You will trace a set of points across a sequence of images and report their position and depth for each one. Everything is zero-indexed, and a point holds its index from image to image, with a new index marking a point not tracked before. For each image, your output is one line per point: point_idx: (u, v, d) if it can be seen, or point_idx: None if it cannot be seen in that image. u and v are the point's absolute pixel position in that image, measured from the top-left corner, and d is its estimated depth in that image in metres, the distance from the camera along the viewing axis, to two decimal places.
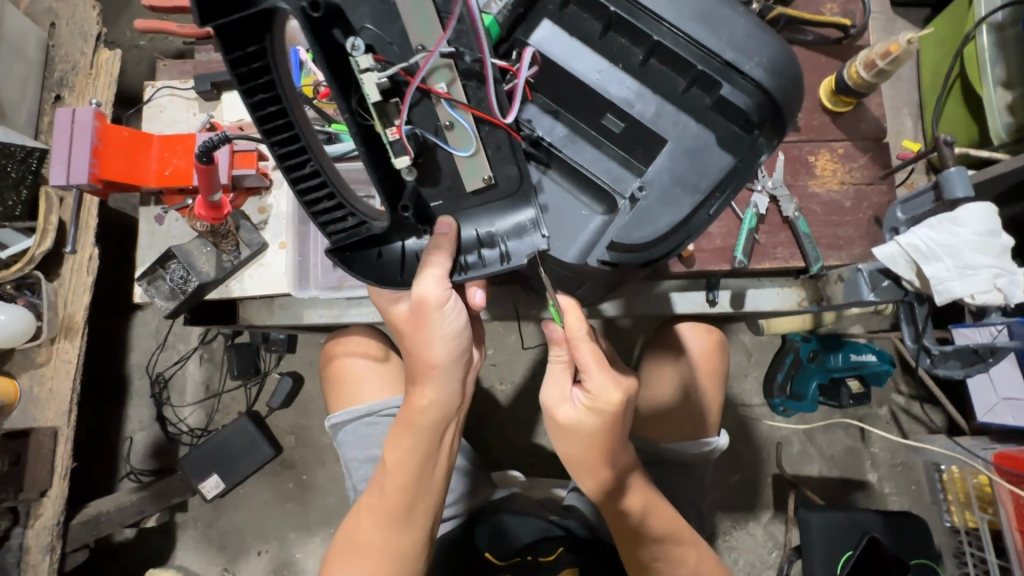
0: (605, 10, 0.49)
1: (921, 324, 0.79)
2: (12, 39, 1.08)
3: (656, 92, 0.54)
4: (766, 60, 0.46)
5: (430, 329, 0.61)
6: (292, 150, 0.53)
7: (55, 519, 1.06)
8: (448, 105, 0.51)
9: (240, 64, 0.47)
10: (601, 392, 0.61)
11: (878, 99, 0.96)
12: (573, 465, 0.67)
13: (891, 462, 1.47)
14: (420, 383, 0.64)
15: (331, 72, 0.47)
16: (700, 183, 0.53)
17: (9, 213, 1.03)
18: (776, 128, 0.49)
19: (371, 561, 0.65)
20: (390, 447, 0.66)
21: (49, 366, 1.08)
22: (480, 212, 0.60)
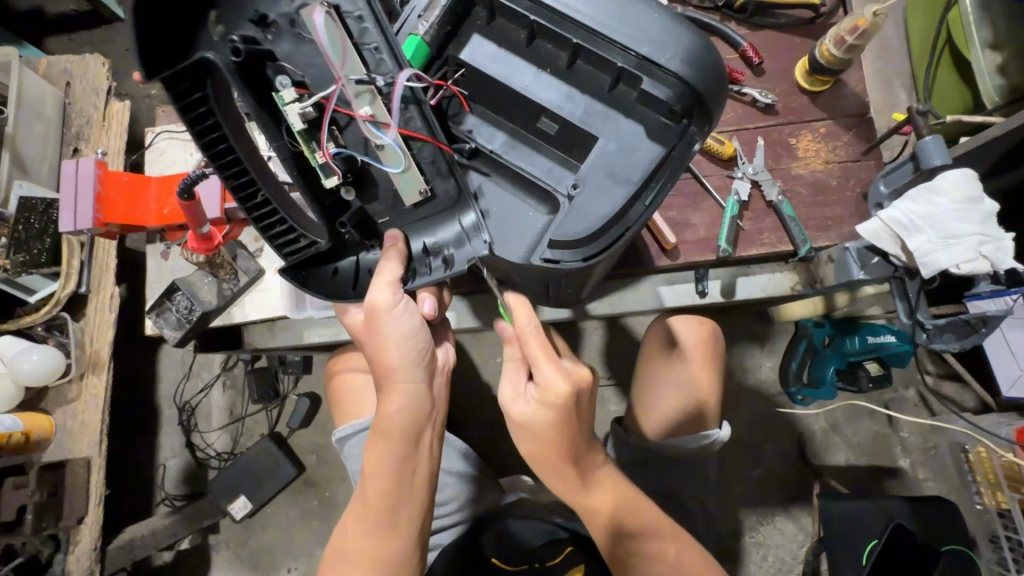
0: (526, 20, 0.53)
1: (914, 299, 0.77)
2: (33, 102, 1.18)
3: (584, 92, 0.56)
4: (681, 51, 0.48)
5: (385, 331, 0.62)
6: (242, 183, 0.59)
7: (93, 544, 1.12)
8: (373, 127, 0.55)
9: (189, 110, 0.54)
10: (551, 386, 0.59)
11: (857, 75, 0.95)
12: (535, 465, 0.65)
13: (922, 446, 1.41)
14: (387, 387, 0.64)
15: (256, 105, 0.54)
16: (632, 174, 0.54)
17: (34, 260, 1.09)
18: (704, 116, 0.51)
19: (361, 569, 0.65)
20: (367, 456, 0.65)
21: (79, 400, 1.15)
22: (422, 223, 0.64)
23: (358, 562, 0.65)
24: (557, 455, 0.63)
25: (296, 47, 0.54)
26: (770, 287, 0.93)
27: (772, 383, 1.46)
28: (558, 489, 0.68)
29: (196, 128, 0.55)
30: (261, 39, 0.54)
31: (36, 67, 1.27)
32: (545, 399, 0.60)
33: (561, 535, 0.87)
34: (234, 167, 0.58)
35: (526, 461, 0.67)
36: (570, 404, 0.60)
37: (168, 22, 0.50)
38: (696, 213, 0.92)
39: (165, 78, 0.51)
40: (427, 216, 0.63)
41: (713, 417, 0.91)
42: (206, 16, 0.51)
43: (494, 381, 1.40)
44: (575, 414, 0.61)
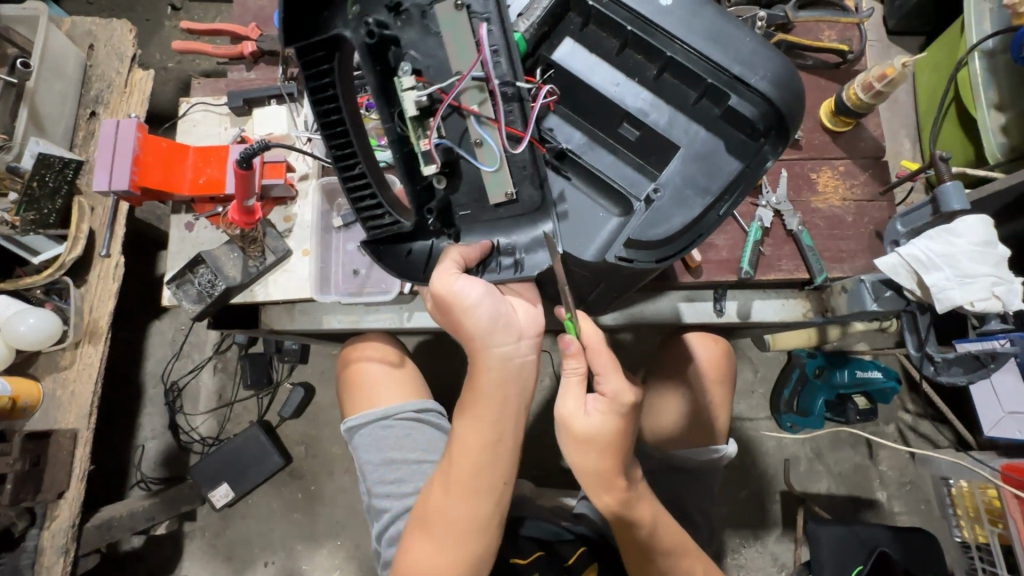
0: (623, 30, 0.57)
1: (924, 332, 0.82)
2: (54, 59, 1.15)
3: (668, 103, 0.61)
4: (770, 74, 0.53)
5: (456, 306, 0.63)
6: (343, 153, 0.62)
7: (71, 521, 1.07)
8: (476, 122, 0.60)
9: (313, 79, 0.59)
10: (618, 395, 0.65)
11: (876, 120, 1.01)
12: (587, 477, 0.69)
13: (899, 480, 1.47)
14: (476, 355, 0.67)
15: (380, 86, 0.58)
16: (711, 184, 0.59)
17: (43, 220, 1.06)
18: (781, 135, 0.56)
19: (449, 529, 0.70)
20: (460, 421, 0.70)
21: (72, 369, 1.10)
22: (499, 224, 0.66)
23: (444, 521, 0.70)
24: (613, 466, 0.67)
25: (421, 37, 0.59)
26: (783, 312, 0.97)
27: (763, 409, 1.51)
28: (603, 504, 0.71)
29: (315, 97, 0.60)
30: (391, 23, 0.59)
31: (60, 25, 1.24)
32: (609, 408, 0.65)
33: (566, 538, 0.87)
34: (342, 140, 0.62)
35: (573, 469, 0.70)
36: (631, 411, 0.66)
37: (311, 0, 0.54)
38: (720, 235, 0.96)
39: (298, 46, 0.56)
40: (506, 219, 0.66)
41: (722, 432, 0.93)
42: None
43: None
44: (631, 424, 0.67)
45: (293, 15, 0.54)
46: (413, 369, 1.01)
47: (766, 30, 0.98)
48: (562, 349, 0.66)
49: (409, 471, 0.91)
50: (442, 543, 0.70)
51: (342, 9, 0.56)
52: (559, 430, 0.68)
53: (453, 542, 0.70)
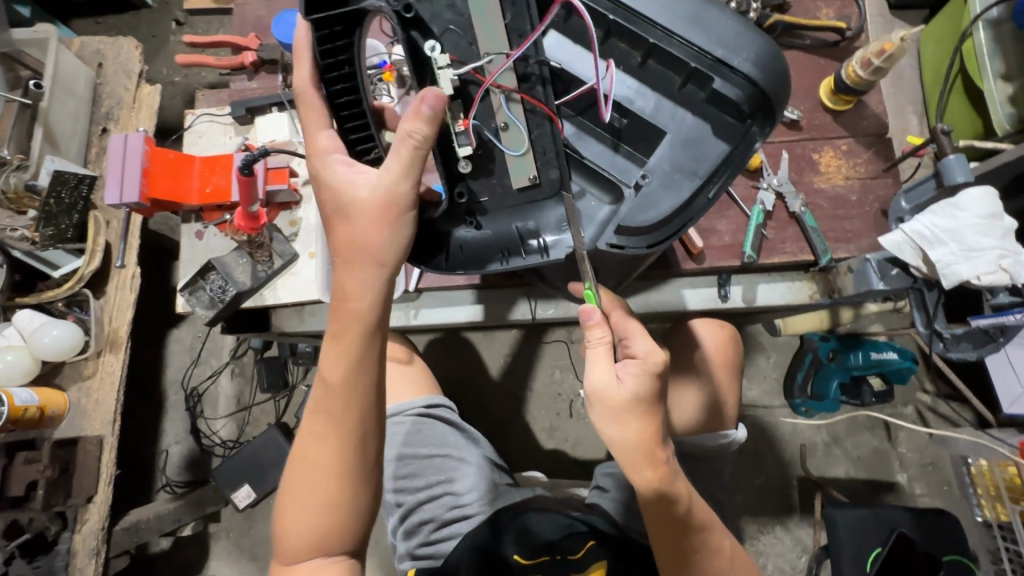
0: (604, 19, 0.57)
1: (932, 310, 0.81)
2: (65, 79, 1.18)
3: (654, 89, 0.61)
4: (752, 56, 0.54)
5: (365, 215, 0.58)
6: (351, 112, 0.63)
7: (100, 524, 1.11)
8: (507, 105, 0.61)
9: (327, 45, 0.58)
10: (648, 355, 0.64)
11: (878, 97, 1.00)
12: (624, 451, 0.63)
13: (920, 462, 1.44)
14: (353, 278, 0.59)
15: (416, 66, 0.59)
16: (698, 169, 0.60)
17: (61, 235, 1.10)
18: (766, 117, 0.57)
19: (325, 485, 0.59)
20: (327, 361, 0.59)
21: (95, 378, 1.14)
22: (521, 210, 0.66)
23: (311, 480, 0.59)
24: (652, 436, 0.63)
25: (450, 22, 0.59)
26: (789, 294, 0.97)
27: (777, 394, 1.49)
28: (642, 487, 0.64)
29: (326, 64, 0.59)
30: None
31: (70, 46, 1.27)
32: (642, 369, 0.63)
33: (579, 529, 0.86)
34: (354, 109, 0.63)
35: (607, 446, 0.65)
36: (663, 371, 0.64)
37: None
38: (722, 220, 0.96)
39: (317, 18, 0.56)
40: (527, 204, 0.66)
41: (729, 418, 0.94)
42: None
43: (505, 378, 1.43)
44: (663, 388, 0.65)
45: None
46: (422, 364, 1.03)
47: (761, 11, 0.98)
48: (583, 320, 0.64)
49: (423, 465, 0.94)
50: (309, 505, 0.58)
51: None
52: (591, 404, 0.65)
53: (327, 503, 0.58)
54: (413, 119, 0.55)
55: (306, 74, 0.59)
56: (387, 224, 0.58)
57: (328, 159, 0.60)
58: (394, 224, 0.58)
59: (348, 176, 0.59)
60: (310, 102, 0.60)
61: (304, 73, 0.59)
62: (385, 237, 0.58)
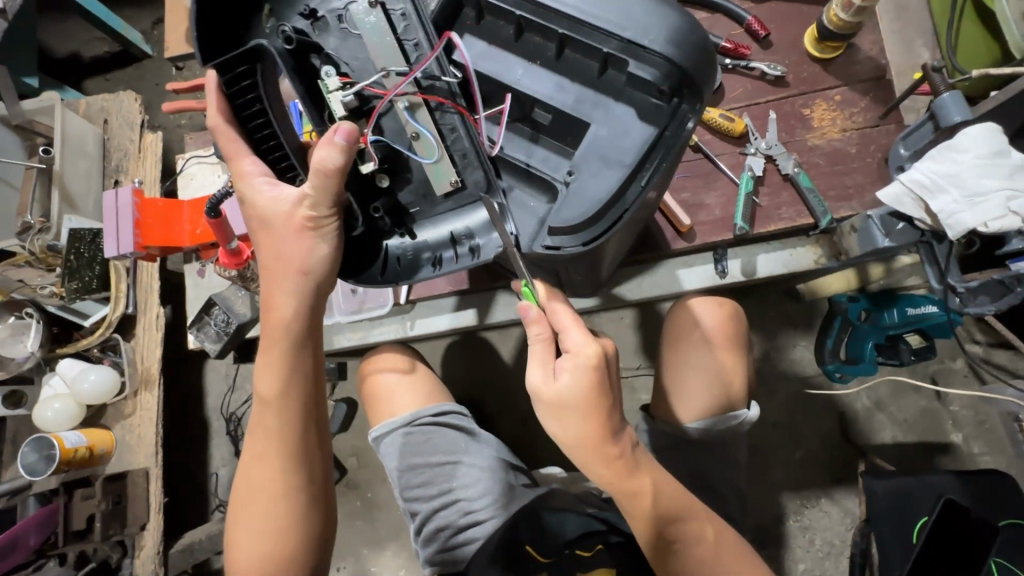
0: (513, 15, 0.58)
1: (944, 262, 0.78)
2: (75, 140, 1.26)
3: (574, 81, 0.59)
4: (663, 33, 0.51)
5: (277, 233, 0.63)
6: (270, 144, 0.66)
7: (156, 549, 1.19)
8: (409, 115, 0.60)
9: (233, 84, 0.60)
10: (580, 349, 0.61)
11: (870, 38, 0.92)
12: (574, 447, 0.64)
13: (976, 419, 1.34)
14: (274, 297, 0.66)
15: (305, 91, 0.61)
16: (625, 157, 0.57)
17: (86, 286, 1.18)
18: (693, 94, 0.54)
19: (269, 496, 0.67)
20: (262, 377, 0.67)
21: (135, 415, 1.23)
22: (450, 214, 0.67)
23: (257, 497, 0.67)
24: (596, 432, 0.62)
25: (343, 41, 0.62)
26: (792, 262, 0.92)
27: (811, 362, 1.40)
28: (604, 481, 0.66)
29: (238, 102, 0.62)
30: (310, 31, 0.62)
31: (77, 107, 1.35)
32: (576, 364, 0.60)
33: (596, 528, 0.86)
34: (272, 142, 0.66)
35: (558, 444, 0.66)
36: (600, 364, 0.61)
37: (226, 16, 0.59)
38: (710, 193, 0.92)
39: (216, 64, 0.59)
40: (456, 208, 0.66)
41: (741, 398, 0.89)
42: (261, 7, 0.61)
43: (522, 375, 1.42)
44: (606, 381, 0.61)
45: (207, 30, 0.58)
46: (425, 371, 1.03)
47: None
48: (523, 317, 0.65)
49: (433, 474, 0.95)
50: (259, 522, 0.67)
51: (260, 21, 0.61)
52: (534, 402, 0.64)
53: (272, 518, 0.67)
54: (324, 149, 0.56)
55: (218, 114, 0.61)
56: (301, 238, 0.62)
57: (252, 183, 0.63)
58: (311, 240, 0.63)
59: (269, 196, 0.62)
60: (227, 135, 0.62)
61: (217, 109, 0.61)
62: (304, 250, 0.63)
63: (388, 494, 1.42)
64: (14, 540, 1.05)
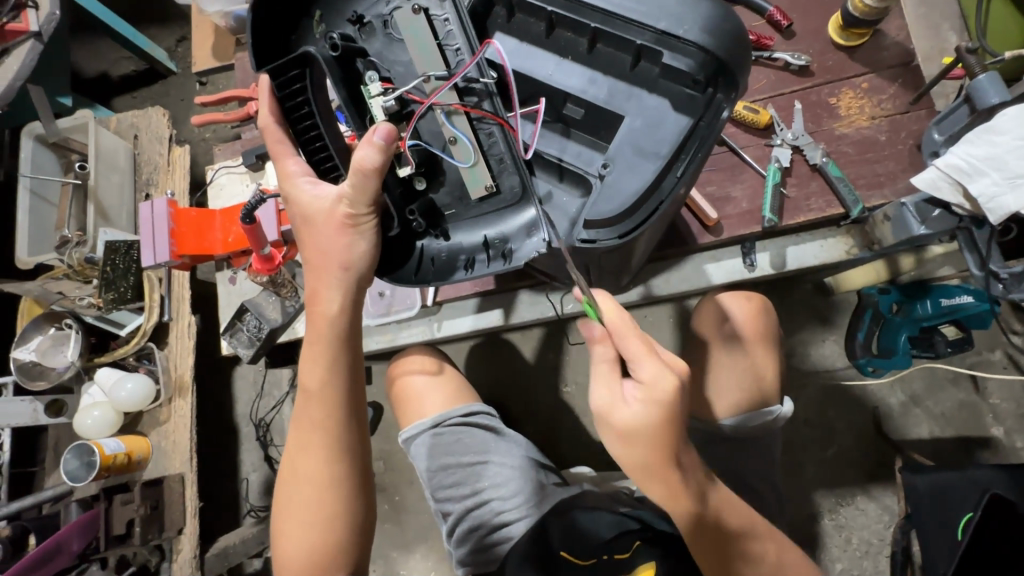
0: (545, 12, 0.59)
1: (985, 248, 0.76)
2: (108, 155, 1.30)
3: (607, 74, 0.59)
4: (699, 23, 0.51)
5: (317, 231, 0.65)
6: (316, 146, 0.66)
7: (192, 553, 1.22)
8: (446, 117, 0.61)
9: (284, 87, 0.62)
10: (656, 383, 0.58)
11: (897, 23, 0.91)
12: (636, 471, 0.61)
13: (1017, 412, 1.30)
14: (317, 293, 0.67)
15: (348, 96, 0.62)
16: (659, 149, 0.57)
17: (122, 297, 1.20)
18: (729, 83, 0.54)
19: (314, 486, 0.68)
20: (308, 372, 0.69)
21: (170, 422, 1.25)
22: (483, 219, 0.67)
23: (303, 486, 0.68)
24: (663, 461, 0.59)
25: (386, 48, 0.63)
26: (823, 254, 0.90)
27: (841, 357, 1.37)
28: (669, 510, 0.63)
29: (287, 105, 0.63)
30: (357, 38, 0.64)
31: (108, 124, 1.40)
32: (649, 398, 0.58)
33: (630, 526, 0.85)
34: (317, 144, 0.66)
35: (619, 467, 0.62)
36: (675, 400, 0.58)
37: (280, 22, 0.62)
38: (736, 186, 0.91)
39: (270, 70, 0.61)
40: (490, 211, 0.66)
41: (774, 393, 0.87)
42: (313, 16, 0.63)
43: (548, 375, 1.42)
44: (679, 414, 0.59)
45: (260, 36, 0.61)
46: (454, 372, 1.03)
47: None
48: (586, 334, 0.62)
49: (464, 474, 0.95)
50: (305, 510, 0.68)
51: (311, 29, 0.64)
52: (596, 425, 0.62)
53: (318, 507, 0.68)
54: (363, 148, 0.56)
55: (269, 113, 0.63)
56: (342, 236, 0.63)
57: (296, 183, 0.65)
58: (351, 237, 0.64)
59: (312, 194, 0.64)
60: (275, 136, 0.64)
61: (268, 109, 0.63)
62: (344, 246, 0.64)
63: (416, 497, 1.42)
64: (58, 544, 1.07)
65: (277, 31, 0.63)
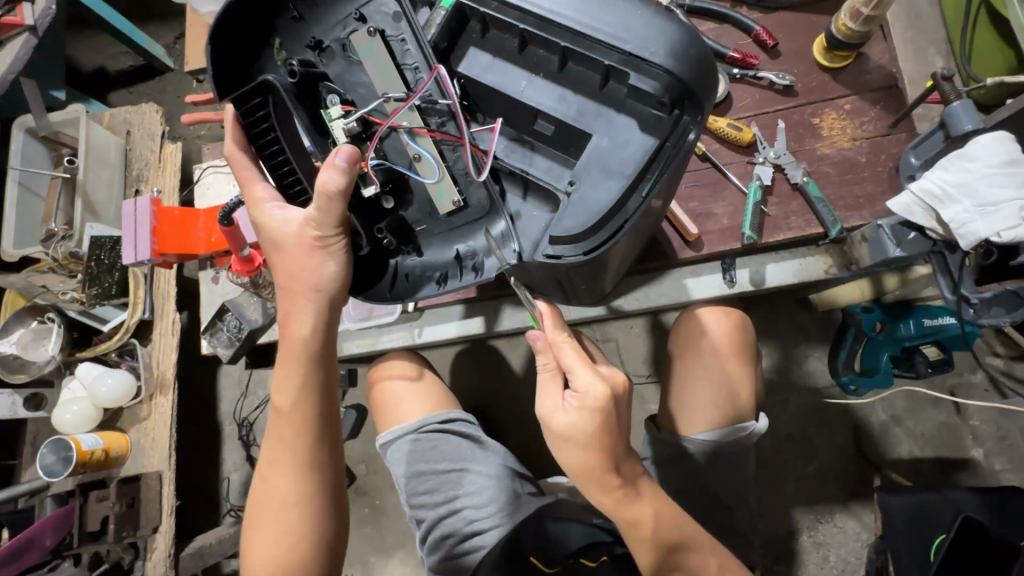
0: (517, 29, 0.59)
1: (956, 273, 0.77)
2: (98, 151, 1.30)
3: (577, 93, 0.60)
4: (662, 47, 0.51)
5: (288, 255, 0.65)
6: (281, 171, 0.67)
7: (167, 551, 1.21)
8: (410, 138, 0.64)
9: (247, 116, 0.63)
10: (590, 390, 0.60)
11: (880, 46, 0.92)
12: (579, 477, 0.63)
13: (996, 434, 1.31)
14: (291, 314, 0.67)
15: (311, 122, 0.64)
16: (625, 168, 0.57)
17: (106, 292, 1.21)
18: (693, 105, 0.54)
19: (284, 501, 0.68)
20: (280, 391, 0.69)
21: (150, 419, 1.25)
22: (451, 233, 0.69)
23: (276, 503, 0.68)
24: (599, 467, 0.61)
25: (346, 70, 0.65)
26: (803, 272, 0.91)
27: (823, 373, 1.38)
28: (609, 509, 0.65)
29: (251, 131, 0.64)
30: (317, 61, 0.65)
31: (100, 119, 1.40)
32: (585, 405, 0.60)
33: (602, 540, 0.86)
34: (283, 168, 0.67)
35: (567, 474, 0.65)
36: (610, 408, 0.60)
37: (239, 52, 0.63)
38: (718, 203, 0.91)
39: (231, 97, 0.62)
40: (459, 223, 0.68)
41: (749, 409, 0.88)
42: (271, 43, 0.64)
43: (532, 383, 1.42)
44: (615, 421, 0.61)
45: (221, 66, 0.62)
46: (434, 378, 1.03)
47: None
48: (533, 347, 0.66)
49: (440, 481, 0.95)
50: (276, 524, 0.68)
51: (271, 54, 0.64)
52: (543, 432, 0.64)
53: (289, 523, 0.68)
54: (327, 171, 0.57)
55: (234, 142, 0.66)
56: (312, 259, 0.64)
57: (264, 209, 0.66)
58: (320, 258, 0.64)
59: (280, 219, 0.65)
60: (241, 163, 0.67)
61: (234, 139, 0.66)
62: (315, 268, 0.65)
63: (396, 502, 1.42)
64: (31, 539, 1.07)
65: (241, 57, 0.64)
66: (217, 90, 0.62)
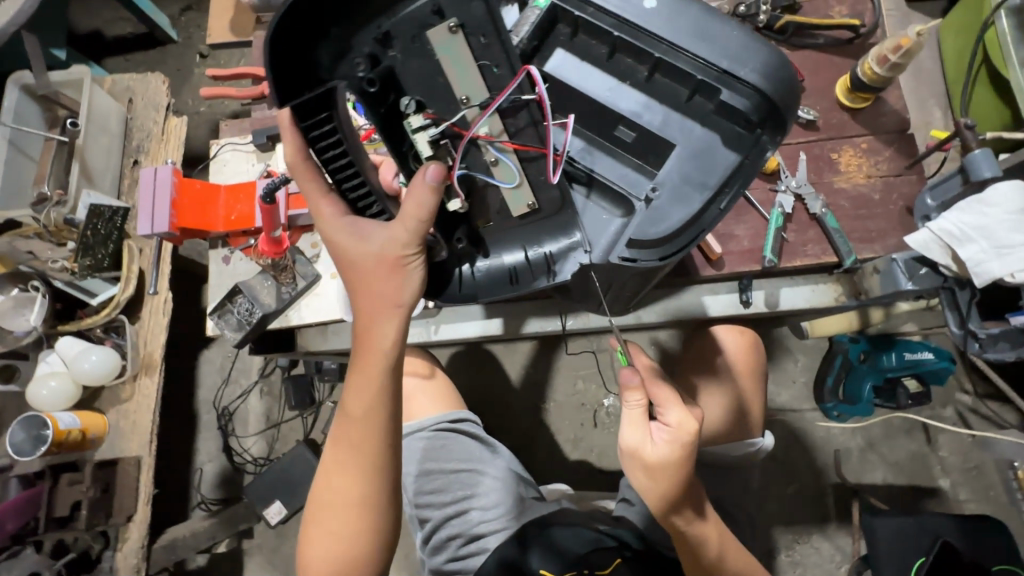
0: (609, 36, 0.60)
1: (965, 308, 0.85)
2: (99, 116, 1.24)
3: (663, 103, 0.63)
4: (759, 65, 0.54)
5: (372, 267, 0.63)
6: (346, 180, 0.64)
7: (140, 542, 1.14)
8: (493, 147, 0.61)
9: (314, 126, 0.59)
10: (682, 424, 0.65)
11: (896, 92, 0.98)
12: (653, 500, 0.68)
13: (963, 466, 1.39)
14: (374, 322, 0.65)
15: (389, 131, 0.60)
16: (707, 180, 0.62)
17: (98, 264, 1.17)
18: (776, 126, 0.58)
19: (348, 511, 0.67)
20: (352, 396, 0.65)
21: (132, 401, 1.18)
22: (521, 233, 0.71)
23: (337, 511, 0.67)
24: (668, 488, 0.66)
25: (417, 63, 0.56)
26: (813, 298, 0.95)
27: (808, 399, 1.43)
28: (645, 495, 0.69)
29: (316, 139, 0.60)
30: (383, 51, 0.56)
31: (102, 84, 1.33)
32: (676, 437, 0.65)
33: (608, 544, 0.83)
34: (349, 174, 0.63)
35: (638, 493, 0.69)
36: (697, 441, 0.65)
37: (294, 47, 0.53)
38: (740, 225, 0.94)
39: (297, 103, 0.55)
40: (527, 224, 0.69)
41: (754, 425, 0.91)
42: (330, 31, 0.53)
43: (528, 390, 1.43)
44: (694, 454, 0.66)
45: (280, 64, 0.53)
46: (445, 377, 1.05)
47: (771, 13, 0.98)
48: (621, 381, 0.67)
49: (449, 480, 0.94)
50: (339, 529, 0.67)
51: (332, 43, 0.54)
52: (624, 457, 0.68)
53: (353, 531, 0.67)
54: (419, 194, 0.57)
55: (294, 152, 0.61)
56: (395, 276, 0.63)
57: (335, 224, 0.64)
58: (404, 277, 0.63)
59: (357, 234, 0.63)
60: (305, 174, 0.63)
61: (294, 149, 0.61)
62: (399, 285, 0.63)
63: None
64: None
65: (298, 60, 0.54)
66: (280, 98, 0.54)
